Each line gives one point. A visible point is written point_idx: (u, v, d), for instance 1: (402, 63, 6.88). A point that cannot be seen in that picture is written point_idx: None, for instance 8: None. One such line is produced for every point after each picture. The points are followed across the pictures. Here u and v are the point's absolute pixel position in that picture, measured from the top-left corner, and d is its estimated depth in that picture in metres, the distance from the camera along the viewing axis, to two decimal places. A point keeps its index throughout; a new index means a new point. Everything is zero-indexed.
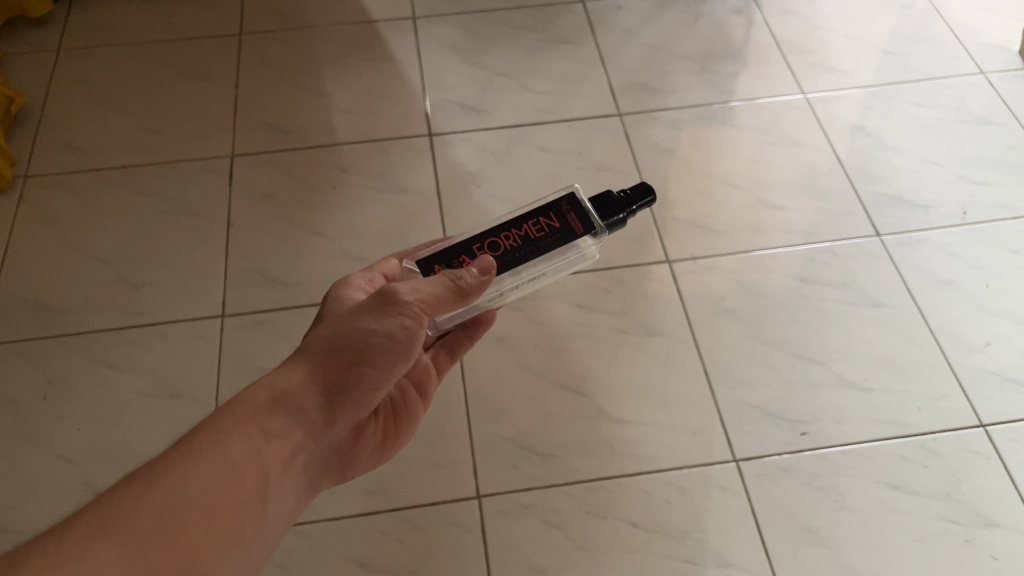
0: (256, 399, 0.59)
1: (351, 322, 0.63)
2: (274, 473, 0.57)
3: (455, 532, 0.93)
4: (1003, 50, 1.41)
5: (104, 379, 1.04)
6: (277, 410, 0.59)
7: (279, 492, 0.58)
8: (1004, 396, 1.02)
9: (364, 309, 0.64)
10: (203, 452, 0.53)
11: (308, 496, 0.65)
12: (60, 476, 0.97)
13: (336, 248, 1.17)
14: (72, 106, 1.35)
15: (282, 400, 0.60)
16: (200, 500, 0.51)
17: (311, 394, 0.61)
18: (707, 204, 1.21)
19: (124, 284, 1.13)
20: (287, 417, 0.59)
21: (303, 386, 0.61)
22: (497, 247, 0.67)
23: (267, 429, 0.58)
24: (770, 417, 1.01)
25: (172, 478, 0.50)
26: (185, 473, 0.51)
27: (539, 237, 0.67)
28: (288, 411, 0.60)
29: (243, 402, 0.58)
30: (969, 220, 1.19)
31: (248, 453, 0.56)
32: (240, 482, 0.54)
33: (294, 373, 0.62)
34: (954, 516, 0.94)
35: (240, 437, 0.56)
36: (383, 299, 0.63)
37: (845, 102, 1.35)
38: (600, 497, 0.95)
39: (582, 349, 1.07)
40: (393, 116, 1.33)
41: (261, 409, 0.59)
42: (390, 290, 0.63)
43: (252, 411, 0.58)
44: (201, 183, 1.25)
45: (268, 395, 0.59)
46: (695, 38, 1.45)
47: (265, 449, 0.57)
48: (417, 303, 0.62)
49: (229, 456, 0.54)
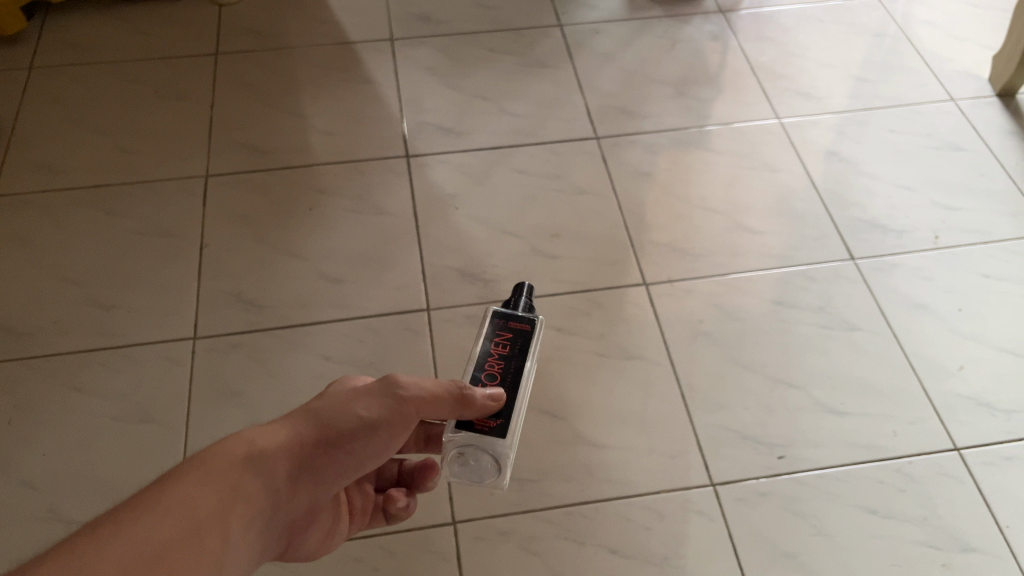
0: (232, 454, 0.59)
1: (344, 403, 0.64)
2: (235, 534, 0.56)
3: (431, 560, 0.91)
4: (972, 78, 1.44)
5: (71, 403, 1.02)
6: (249, 468, 0.59)
7: (237, 555, 0.56)
8: (979, 420, 1.03)
9: (359, 393, 0.65)
10: (172, 504, 0.53)
11: (261, 562, 0.63)
12: (24, 502, 0.94)
13: (313, 270, 1.16)
14: (43, 125, 1.33)
15: (256, 460, 0.60)
16: (164, 551, 0.50)
17: (284, 461, 0.61)
18: (685, 228, 1.22)
19: (93, 307, 1.11)
20: (259, 479, 0.59)
21: (278, 452, 0.61)
22: (492, 376, 0.70)
23: (237, 487, 0.57)
24: (749, 440, 1.01)
25: (137, 528, 0.50)
26: (152, 523, 0.51)
27: (509, 349, 0.72)
28: (260, 473, 0.60)
29: (221, 454, 0.58)
30: (941, 244, 1.20)
31: (214, 510, 0.55)
32: (204, 539, 0.53)
33: (274, 434, 0.62)
34: (932, 541, 0.94)
35: (209, 493, 0.55)
36: (383, 390, 0.65)
37: (819, 128, 1.36)
38: (578, 523, 0.94)
39: (559, 372, 1.06)
40: (371, 138, 1.33)
41: (236, 464, 0.58)
42: (391, 381, 0.66)
43: (227, 465, 0.58)
44: (175, 204, 1.23)
45: (244, 451, 0.59)
46: (672, 63, 1.46)
47: (229, 509, 0.56)
48: (415, 399, 0.65)
49: (195, 509, 0.54)
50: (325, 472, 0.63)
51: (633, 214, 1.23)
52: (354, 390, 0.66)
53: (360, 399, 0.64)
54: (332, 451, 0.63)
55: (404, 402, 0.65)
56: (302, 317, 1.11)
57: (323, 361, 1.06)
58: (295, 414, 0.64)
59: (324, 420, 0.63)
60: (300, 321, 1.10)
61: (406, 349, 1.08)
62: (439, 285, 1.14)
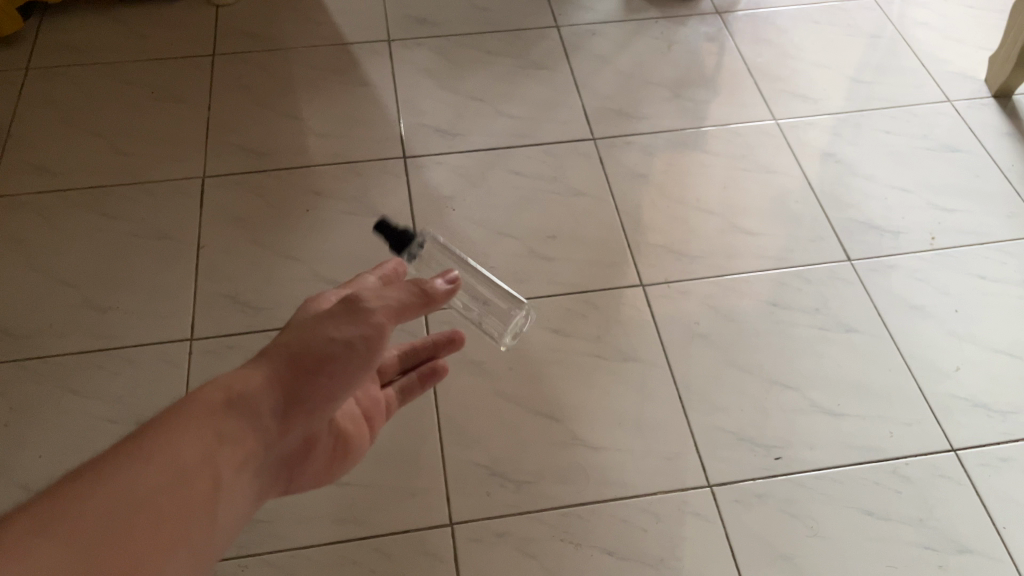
0: (210, 399, 0.58)
1: (315, 327, 0.62)
2: (222, 478, 0.55)
3: (428, 561, 0.91)
4: (969, 79, 1.44)
5: (67, 405, 1.02)
6: (229, 410, 0.58)
7: (227, 497, 0.56)
8: (975, 421, 1.03)
9: (328, 315, 0.63)
10: (152, 452, 0.52)
11: (256, 503, 0.62)
12: (19, 504, 0.94)
13: (309, 271, 1.16)
14: (39, 126, 1.33)
15: (237, 403, 0.59)
16: (150, 502, 0.49)
17: (267, 398, 0.60)
18: (681, 229, 1.22)
19: (89, 308, 1.11)
20: (241, 419, 0.58)
21: (259, 390, 0.60)
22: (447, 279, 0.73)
23: (218, 431, 0.56)
24: (745, 442, 1.01)
25: (119, 478, 0.49)
26: (133, 473, 0.50)
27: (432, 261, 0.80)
28: (241, 413, 0.58)
29: (198, 401, 0.57)
30: (937, 245, 1.21)
31: (197, 456, 0.54)
32: (190, 487, 0.52)
33: (251, 376, 0.60)
34: (928, 542, 0.94)
35: (195, 436, 0.55)
36: (351, 309, 0.63)
37: (816, 129, 1.36)
38: (574, 524, 0.94)
39: (556, 373, 1.06)
40: (367, 139, 1.33)
41: (214, 408, 0.57)
42: (357, 300, 0.64)
43: (205, 411, 0.57)
44: (171, 205, 1.23)
45: (222, 395, 0.58)
46: (668, 65, 1.46)
47: (216, 451, 0.56)
48: (382, 312, 0.64)
49: (182, 454, 0.53)
50: (312, 397, 0.62)
51: (630, 216, 1.24)
52: (323, 314, 0.64)
53: (327, 322, 0.62)
54: (313, 377, 0.61)
55: (373, 314, 0.63)
56: None
57: None
58: (269, 351, 0.63)
59: (298, 348, 0.61)
60: None
61: None
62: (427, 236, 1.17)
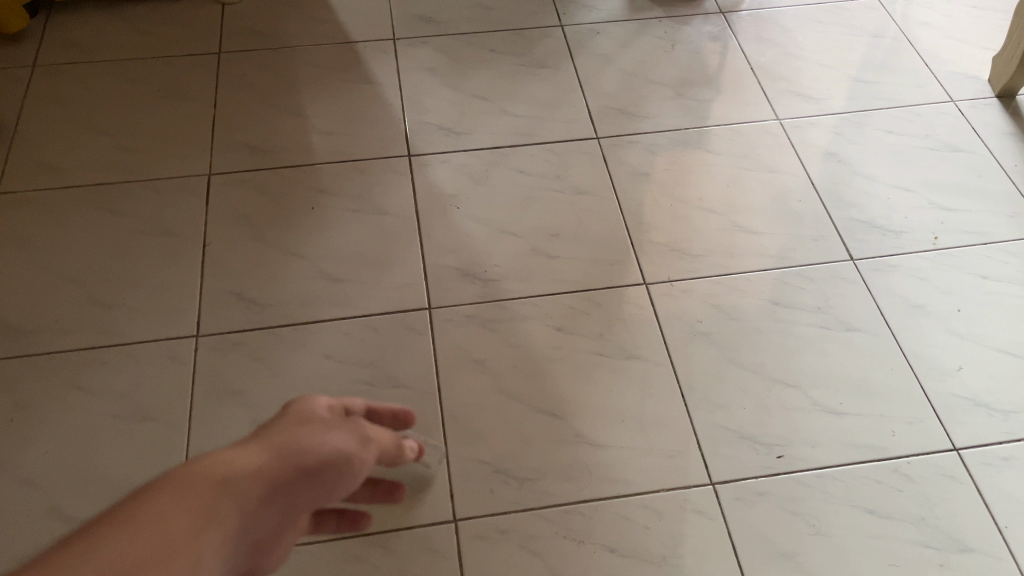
0: (208, 474, 0.58)
1: (312, 436, 0.67)
2: (210, 551, 0.54)
3: (431, 558, 0.92)
4: (972, 79, 1.44)
5: (73, 402, 1.03)
6: (226, 489, 0.58)
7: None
8: (976, 420, 1.03)
9: (323, 428, 0.69)
10: (147, 516, 0.51)
11: None
12: (26, 500, 0.95)
13: (314, 269, 1.16)
14: (45, 124, 1.34)
15: (232, 481, 0.59)
16: (145, 567, 0.47)
17: (260, 486, 0.61)
18: (684, 228, 1.22)
19: (95, 305, 1.12)
20: (234, 500, 0.58)
21: (255, 475, 0.61)
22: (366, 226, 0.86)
23: (212, 506, 0.56)
24: (747, 440, 1.01)
25: (114, 542, 0.47)
26: (128, 536, 0.48)
27: None
28: (236, 493, 0.58)
29: (196, 473, 0.57)
30: (940, 245, 1.21)
31: (191, 525, 0.53)
32: (182, 554, 0.51)
33: (248, 458, 0.62)
34: (929, 541, 0.94)
35: (190, 504, 0.54)
36: (345, 432, 0.70)
37: (818, 128, 1.37)
38: (577, 521, 0.95)
39: (559, 371, 1.07)
40: (371, 138, 1.33)
41: (213, 482, 0.57)
42: (348, 427, 0.71)
43: (202, 483, 0.57)
44: (176, 203, 1.24)
45: (220, 472, 0.59)
46: (671, 64, 1.47)
47: (209, 522, 0.55)
48: (367, 443, 0.71)
49: (177, 520, 0.52)
50: (296, 496, 0.64)
51: (633, 215, 1.24)
52: (319, 425, 0.69)
53: (324, 434, 0.68)
54: (303, 479, 0.64)
55: (362, 443, 0.71)
56: (303, 315, 1.11)
57: (325, 359, 1.07)
58: (262, 441, 0.65)
59: (296, 446, 0.65)
60: (301, 319, 1.11)
61: (407, 348, 1.08)
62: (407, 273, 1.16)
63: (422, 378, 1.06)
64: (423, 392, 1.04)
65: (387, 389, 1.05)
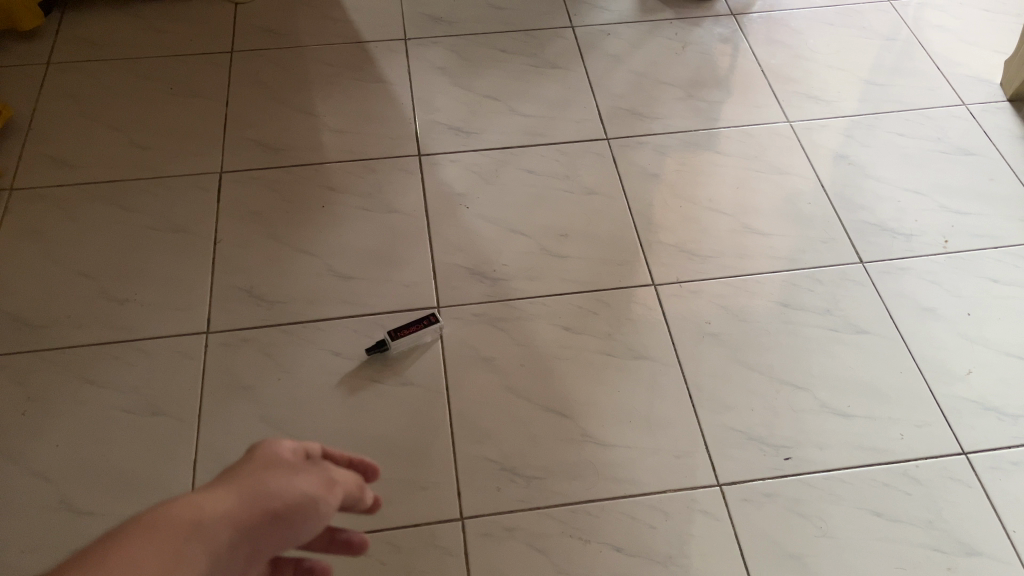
0: (173, 521, 0.53)
1: (283, 476, 0.62)
2: None
3: (437, 555, 0.92)
4: (984, 82, 1.44)
5: (84, 396, 1.03)
6: (193, 537, 0.53)
7: None
8: (986, 424, 1.03)
9: (293, 467, 0.64)
10: (106, 572, 0.47)
11: None
12: (37, 493, 0.95)
13: (324, 266, 1.17)
14: (59, 120, 1.35)
15: (199, 529, 0.54)
16: None
17: (230, 532, 0.56)
18: (693, 229, 1.22)
19: (107, 300, 1.13)
20: (202, 548, 0.54)
21: (223, 522, 0.56)
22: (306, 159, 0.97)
23: (179, 557, 0.51)
24: (754, 442, 1.01)
25: None
26: None
27: None
28: (204, 541, 0.54)
29: (160, 521, 0.53)
30: (950, 248, 1.21)
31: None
32: None
33: (217, 503, 0.57)
34: (937, 544, 0.94)
35: (149, 559, 0.49)
36: (316, 470, 0.66)
37: (829, 131, 1.37)
38: (583, 520, 0.95)
39: (566, 371, 1.07)
40: (382, 137, 1.34)
41: (179, 530, 0.53)
42: (319, 466, 0.66)
43: (167, 531, 0.52)
44: (188, 200, 1.24)
45: (186, 519, 0.54)
46: (682, 65, 1.47)
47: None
48: (340, 482, 0.67)
49: (136, 574, 0.48)
50: (267, 543, 0.59)
51: (642, 215, 1.24)
52: (288, 464, 0.64)
53: (296, 475, 0.63)
54: (275, 524, 0.59)
55: (334, 483, 0.66)
56: (312, 313, 1.12)
57: (333, 357, 1.08)
58: (228, 485, 0.60)
59: (266, 489, 0.60)
60: (310, 316, 1.12)
61: (415, 347, 1.09)
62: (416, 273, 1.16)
63: (430, 376, 1.06)
64: (432, 390, 1.05)
65: (396, 386, 1.05)
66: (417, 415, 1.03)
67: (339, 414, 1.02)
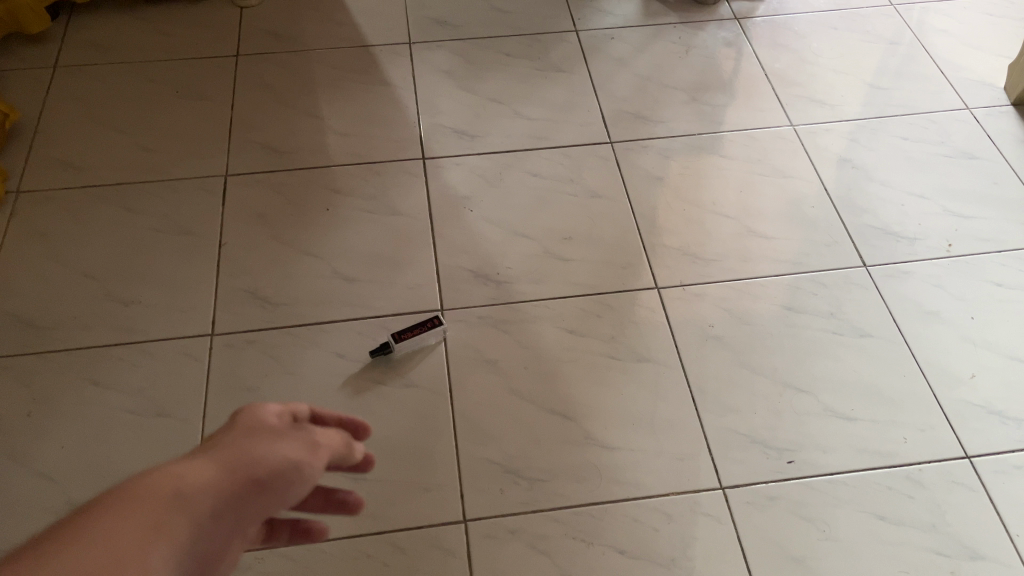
0: (150, 491, 0.49)
1: (266, 444, 0.58)
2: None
3: (441, 556, 0.92)
4: (987, 86, 1.44)
5: (89, 397, 1.04)
6: (172, 507, 0.49)
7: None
8: (989, 428, 1.03)
9: (276, 433, 0.59)
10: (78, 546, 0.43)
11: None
12: (43, 494, 0.96)
13: (328, 269, 1.17)
14: (66, 123, 1.35)
15: (179, 499, 0.50)
16: None
17: (210, 502, 0.52)
18: (697, 232, 1.23)
19: (112, 302, 1.13)
20: (181, 521, 0.49)
21: (203, 491, 0.52)
22: None
23: (155, 528, 0.47)
24: (758, 444, 1.01)
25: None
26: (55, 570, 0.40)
27: None
28: (184, 514, 0.50)
29: (136, 490, 0.49)
30: (954, 252, 1.21)
31: (132, 552, 0.44)
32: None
33: (196, 472, 0.53)
34: (941, 548, 0.94)
35: (124, 532, 0.45)
36: (299, 435, 0.61)
37: (833, 134, 1.37)
38: (586, 523, 0.95)
39: (570, 373, 1.07)
40: (386, 139, 1.34)
41: (156, 501, 0.49)
42: (303, 429, 0.62)
43: (142, 501, 0.48)
44: (193, 202, 1.25)
45: (164, 488, 0.50)
46: (686, 69, 1.47)
47: (150, 547, 0.46)
48: (324, 447, 0.62)
49: (111, 548, 0.44)
50: (247, 512, 0.55)
51: (646, 218, 1.24)
52: (271, 430, 0.60)
53: (279, 440, 0.59)
54: (256, 491, 0.55)
55: (318, 447, 0.61)
56: (317, 314, 1.12)
57: (338, 358, 1.08)
58: (209, 453, 0.56)
59: (248, 457, 0.56)
60: (315, 318, 1.12)
61: (419, 349, 1.09)
62: (420, 274, 1.17)
63: (434, 378, 1.06)
64: (435, 392, 1.05)
65: (399, 388, 1.05)
66: (421, 417, 1.03)
67: (343, 416, 1.03)
